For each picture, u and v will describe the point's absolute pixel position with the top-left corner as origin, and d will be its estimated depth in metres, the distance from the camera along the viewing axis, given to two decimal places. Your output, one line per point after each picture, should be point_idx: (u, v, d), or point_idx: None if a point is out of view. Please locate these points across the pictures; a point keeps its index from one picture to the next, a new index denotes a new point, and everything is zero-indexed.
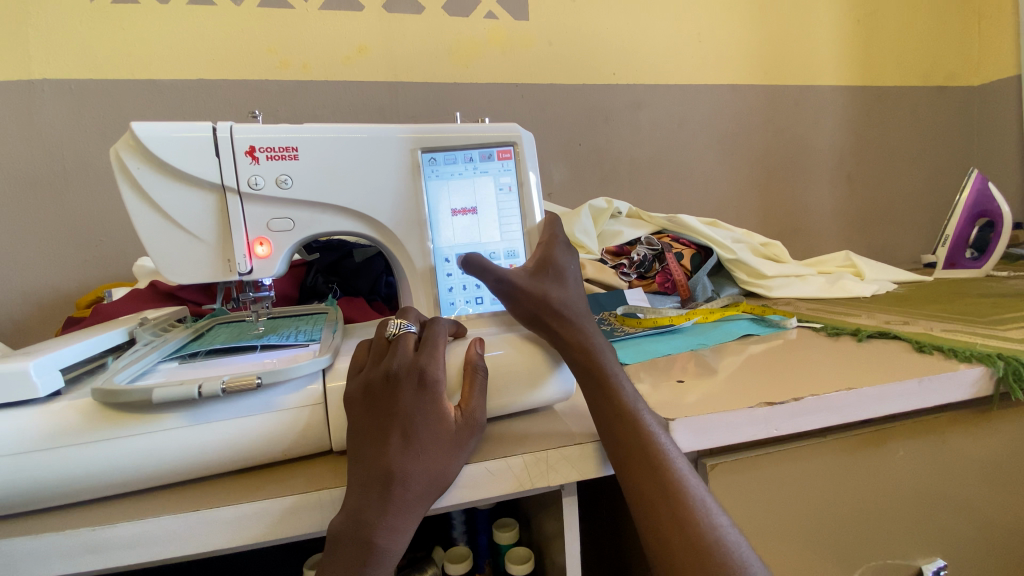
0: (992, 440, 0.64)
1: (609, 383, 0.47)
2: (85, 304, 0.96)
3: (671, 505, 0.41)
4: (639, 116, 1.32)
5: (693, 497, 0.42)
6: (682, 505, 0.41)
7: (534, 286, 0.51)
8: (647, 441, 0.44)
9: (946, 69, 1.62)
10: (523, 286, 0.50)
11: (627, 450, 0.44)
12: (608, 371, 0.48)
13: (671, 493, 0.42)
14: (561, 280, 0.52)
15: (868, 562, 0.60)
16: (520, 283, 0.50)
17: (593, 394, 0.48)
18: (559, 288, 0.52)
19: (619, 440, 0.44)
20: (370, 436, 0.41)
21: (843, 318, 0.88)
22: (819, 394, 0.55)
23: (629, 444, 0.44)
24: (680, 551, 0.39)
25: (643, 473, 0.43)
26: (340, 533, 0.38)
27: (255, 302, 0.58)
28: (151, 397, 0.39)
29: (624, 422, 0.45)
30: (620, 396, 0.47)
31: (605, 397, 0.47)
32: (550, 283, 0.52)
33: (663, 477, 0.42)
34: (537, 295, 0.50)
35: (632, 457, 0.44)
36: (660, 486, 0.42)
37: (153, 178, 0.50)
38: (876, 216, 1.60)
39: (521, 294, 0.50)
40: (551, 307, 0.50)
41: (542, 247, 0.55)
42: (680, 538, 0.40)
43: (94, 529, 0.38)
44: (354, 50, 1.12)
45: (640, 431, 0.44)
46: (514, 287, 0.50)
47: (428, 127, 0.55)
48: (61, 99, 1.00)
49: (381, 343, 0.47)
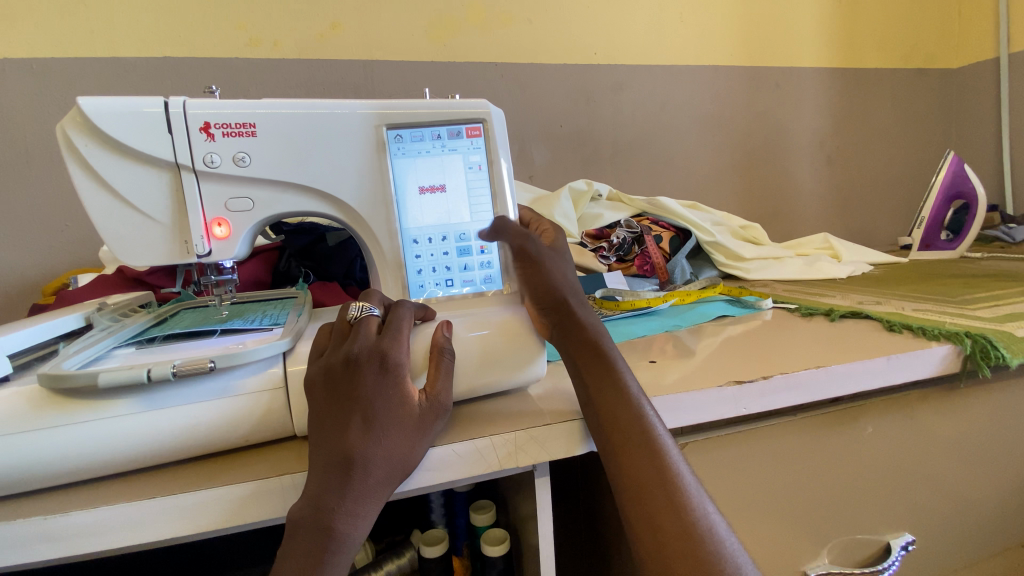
0: (958, 416, 0.65)
1: (609, 367, 0.47)
2: (49, 291, 0.93)
3: (666, 491, 0.41)
4: (620, 97, 1.31)
5: (686, 485, 0.42)
6: (675, 489, 0.41)
7: (556, 262, 0.52)
8: (642, 425, 0.44)
9: (926, 51, 1.63)
10: (551, 260, 0.52)
11: (625, 434, 0.43)
12: (610, 354, 0.48)
13: (666, 477, 0.41)
14: (571, 265, 0.54)
15: (836, 537, 0.61)
16: (545, 252, 0.52)
17: (594, 376, 0.47)
18: (572, 272, 0.53)
19: (616, 423, 0.44)
20: (331, 421, 0.40)
21: (819, 299, 0.88)
22: (791, 372, 0.55)
23: (628, 427, 0.44)
24: (675, 537, 0.39)
25: (640, 456, 0.42)
26: (298, 520, 0.37)
27: (218, 285, 0.56)
28: (96, 382, 0.38)
29: (620, 407, 0.45)
30: (621, 381, 0.46)
31: (606, 380, 0.46)
32: (566, 265, 0.53)
33: (657, 462, 0.42)
34: (560, 270, 0.51)
35: (628, 441, 0.43)
36: (657, 472, 0.42)
37: (103, 156, 0.48)
38: (856, 198, 1.62)
39: (546, 262, 0.51)
40: (570, 286, 0.51)
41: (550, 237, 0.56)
42: (675, 524, 0.39)
43: (44, 518, 0.37)
44: (327, 28, 1.08)
45: (636, 417, 0.44)
46: (539, 254, 0.51)
47: (393, 103, 0.54)
48: (17, 76, 0.95)
49: (343, 327, 0.46)
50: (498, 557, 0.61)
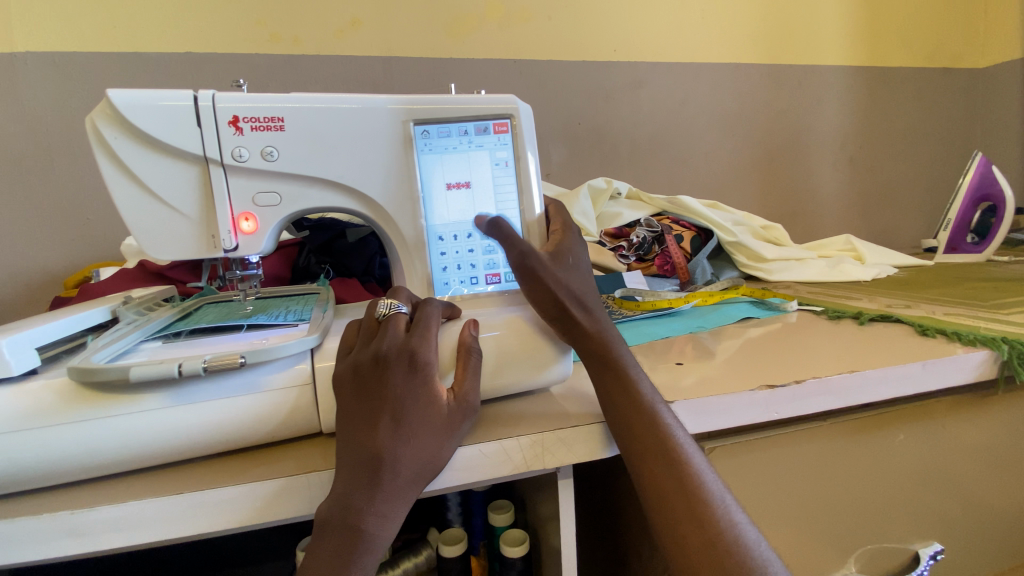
0: (992, 424, 0.64)
1: (622, 374, 0.45)
2: (72, 284, 0.94)
3: (688, 500, 0.40)
4: (640, 94, 1.29)
5: (710, 492, 0.40)
6: (700, 500, 0.40)
7: (554, 269, 0.47)
8: (662, 433, 0.43)
9: (952, 50, 1.60)
10: (552, 271, 0.47)
11: (644, 443, 0.42)
12: (623, 359, 0.47)
13: (689, 487, 0.40)
14: (575, 269, 0.50)
15: (863, 546, 0.60)
16: (542, 262, 0.46)
17: (607, 385, 0.46)
18: (574, 276, 0.49)
19: (633, 433, 0.43)
20: (359, 422, 0.39)
21: (844, 302, 0.87)
22: (823, 376, 0.54)
23: (645, 435, 0.43)
24: (700, 548, 0.38)
25: (660, 466, 0.41)
26: (327, 520, 0.37)
27: (243, 280, 0.56)
28: (128, 377, 0.38)
29: (638, 415, 0.43)
30: (636, 387, 0.45)
31: (620, 389, 0.45)
32: (566, 270, 0.49)
33: (679, 471, 0.41)
34: (559, 283, 0.47)
35: (648, 450, 0.42)
36: (678, 481, 0.41)
37: (132, 149, 0.47)
38: (877, 200, 1.59)
39: (543, 273, 0.46)
40: (572, 296, 0.48)
41: (556, 235, 0.53)
42: (699, 536, 0.38)
43: (74, 512, 0.37)
44: (346, 24, 1.08)
45: (655, 425, 0.43)
46: (536, 268, 0.45)
47: (420, 98, 0.53)
48: (44, 72, 0.96)
49: (371, 324, 0.45)
50: (518, 558, 0.60)
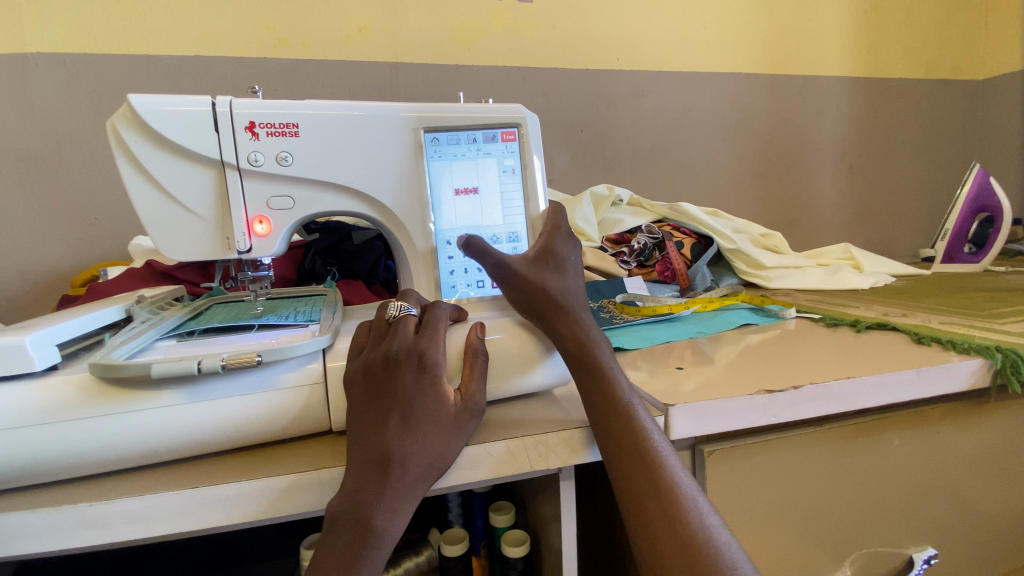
0: (986, 430, 0.65)
1: (601, 375, 0.46)
2: (80, 282, 0.95)
3: (661, 500, 0.41)
4: (642, 102, 1.31)
5: (683, 493, 0.41)
6: (673, 501, 0.41)
7: (533, 274, 0.50)
8: (639, 435, 0.44)
9: (952, 62, 1.62)
10: (530, 275, 0.50)
11: (620, 444, 0.43)
12: (602, 360, 0.48)
13: (662, 489, 0.41)
14: (560, 271, 0.52)
15: (858, 550, 0.61)
16: (519, 269, 0.50)
17: (587, 387, 0.47)
18: (557, 278, 0.51)
19: (611, 433, 0.44)
20: (366, 420, 0.41)
21: (842, 309, 0.88)
22: (819, 383, 0.55)
23: (622, 436, 0.43)
24: (669, 546, 0.39)
25: (636, 468, 0.42)
26: (337, 515, 0.38)
27: (254, 281, 0.57)
28: (149, 372, 0.39)
29: (615, 416, 0.44)
30: (615, 388, 0.46)
31: (599, 390, 0.46)
32: (549, 273, 0.51)
33: (652, 472, 0.42)
34: (538, 285, 0.50)
35: (624, 451, 0.43)
36: (652, 483, 0.41)
37: (151, 152, 0.49)
38: (876, 209, 1.61)
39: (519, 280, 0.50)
40: (551, 297, 0.49)
41: (545, 235, 0.54)
42: (670, 536, 0.39)
43: (91, 504, 0.38)
44: (354, 30, 1.10)
45: (632, 427, 0.44)
46: (510, 274, 0.50)
47: (431, 107, 0.54)
48: (56, 73, 0.97)
49: (382, 325, 0.46)
50: (518, 558, 0.61)
